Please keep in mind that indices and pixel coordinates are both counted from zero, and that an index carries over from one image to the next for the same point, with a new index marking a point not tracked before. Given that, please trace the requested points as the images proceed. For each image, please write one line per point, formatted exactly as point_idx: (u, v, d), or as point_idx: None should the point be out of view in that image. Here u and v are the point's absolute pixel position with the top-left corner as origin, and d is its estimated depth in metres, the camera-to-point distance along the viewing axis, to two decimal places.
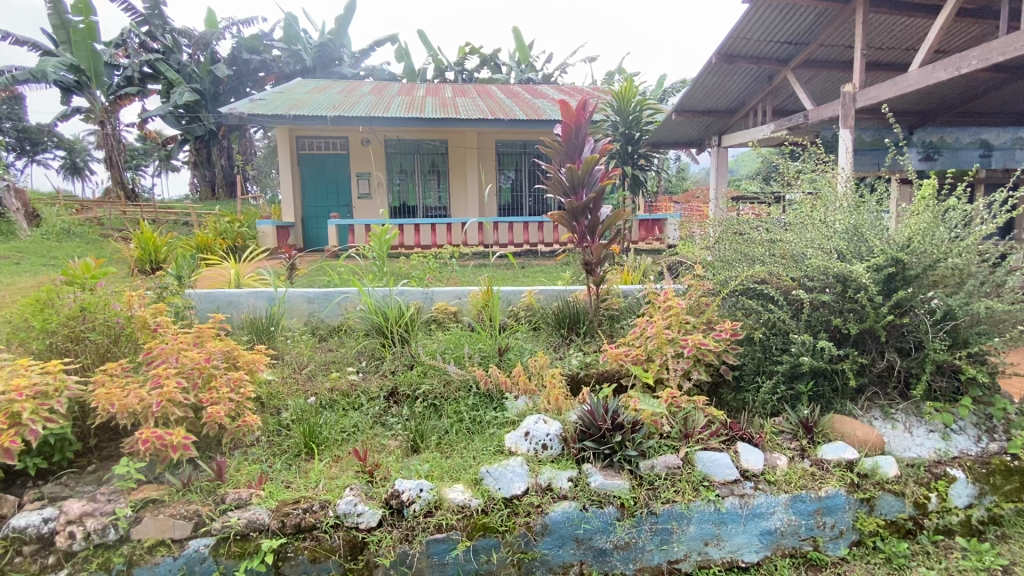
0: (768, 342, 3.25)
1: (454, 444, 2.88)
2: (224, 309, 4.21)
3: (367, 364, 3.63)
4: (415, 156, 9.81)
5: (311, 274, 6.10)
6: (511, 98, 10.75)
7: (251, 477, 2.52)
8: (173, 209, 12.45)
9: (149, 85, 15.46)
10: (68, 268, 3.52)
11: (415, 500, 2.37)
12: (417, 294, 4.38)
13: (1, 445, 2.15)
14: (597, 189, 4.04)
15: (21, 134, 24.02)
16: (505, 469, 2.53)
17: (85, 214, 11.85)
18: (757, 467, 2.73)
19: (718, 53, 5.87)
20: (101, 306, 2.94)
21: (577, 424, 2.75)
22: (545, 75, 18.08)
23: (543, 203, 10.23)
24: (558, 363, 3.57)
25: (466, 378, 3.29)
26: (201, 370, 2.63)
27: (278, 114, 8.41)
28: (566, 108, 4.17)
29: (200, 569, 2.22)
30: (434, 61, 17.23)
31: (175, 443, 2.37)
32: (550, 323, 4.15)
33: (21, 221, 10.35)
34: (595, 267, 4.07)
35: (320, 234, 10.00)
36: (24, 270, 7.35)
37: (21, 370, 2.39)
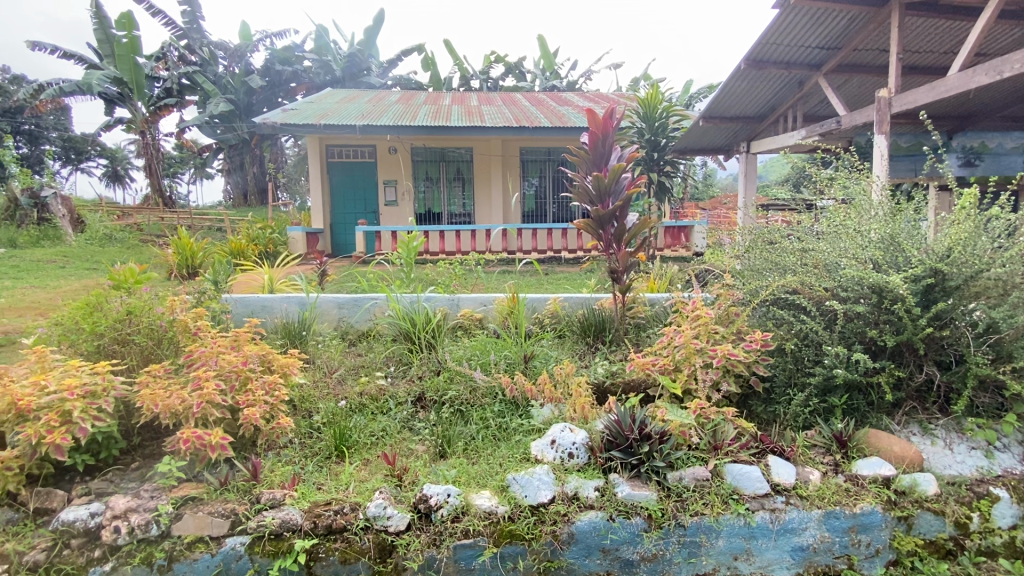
0: (799, 353, 3.19)
1: (481, 450, 2.91)
2: (258, 313, 4.33)
3: (395, 369, 3.69)
4: (440, 164, 9.95)
5: (341, 279, 6.23)
6: (535, 105, 10.81)
7: (285, 477, 2.59)
8: (208, 215, 12.87)
9: (187, 96, 16.10)
10: (113, 273, 3.69)
11: (442, 505, 2.40)
12: (444, 300, 4.44)
13: (54, 442, 2.27)
14: (624, 197, 4.04)
15: (66, 144, 25.17)
16: (532, 477, 2.54)
17: (125, 220, 12.34)
18: (789, 482, 2.67)
19: (748, 59, 5.81)
20: (146, 310, 3.07)
21: (604, 433, 2.75)
22: (570, 82, 18.11)
23: (567, 210, 10.24)
24: (584, 371, 3.57)
25: (492, 386, 3.32)
26: (238, 373, 2.72)
27: (309, 124, 8.64)
28: (593, 117, 4.16)
29: (236, 567, 2.29)
30: (460, 69, 17.46)
31: (214, 443, 2.46)
32: (575, 331, 4.15)
33: (66, 226, 10.83)
34: (621, 275, 4.07)
35: (348, 240, 10.20)
36: (70, 274, 7.69)
37: (72, 370, 2.51)
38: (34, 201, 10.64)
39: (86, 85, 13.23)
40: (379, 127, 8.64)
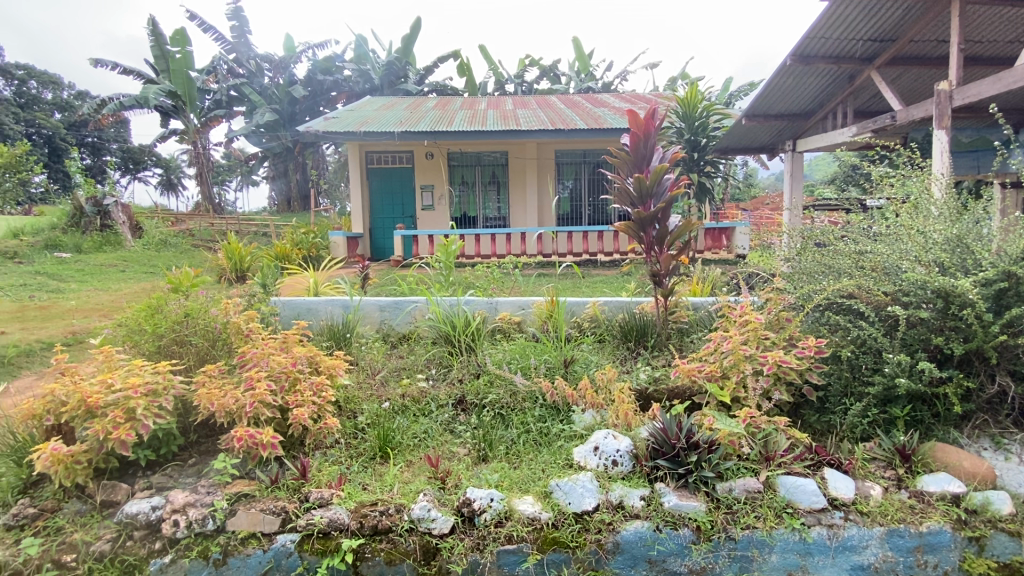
0: (856, 361, 3.03)
1: (523, 455, 2.89)
2: (304, 315, 4.44)
3: (436, 372, 3.71)
4: (476, 168, 10.04)
5: (381, 282, 6.36)
6: (571, 108, 10.74)
7: (332, 477, 2.64)
8: (254, 220, 13.38)
9: (235, 107, 16.84)
10: (171, 277, 3.87)
11: (486, 509, 2.39)
12: (483, 303, 4.46)
13: (120, 437, 2.39)
14: (666, 199, 3.94)
15: (126, 155, 26.69)
16: (575, 483, 2.51)
17: (179, 227, 12.99)
18: (848, 496, 2.53)
19: (794, 54, 5.58)
20: (201, 312, 3.21)
21: (649, 441, 2.69)
22: (605, 83, 17.97)
23: (603, 212, 10.13)
24: (626, 376, 3.50)
25: (532, 390, 3.29)
26: (288, 374, 2.81)
27: (349, 131, 8.88)
28: (635, 118, 4.09)
29: (286, 563, 2.34)
30: (495, 74, 17.61)
31: (265, 442, 2.54)
32: (616, 336, 4.08)
33: (126, 233, 11.48)
34: (663, 279, 3.98)
35: (386, 244, 10.39)
36: (129, 278, 8.13)
37: (136, 369, 2.64)
38: (97, 209, 11.30)
39: (143, 99, 14.04)
40: (417, 133, 8.78)
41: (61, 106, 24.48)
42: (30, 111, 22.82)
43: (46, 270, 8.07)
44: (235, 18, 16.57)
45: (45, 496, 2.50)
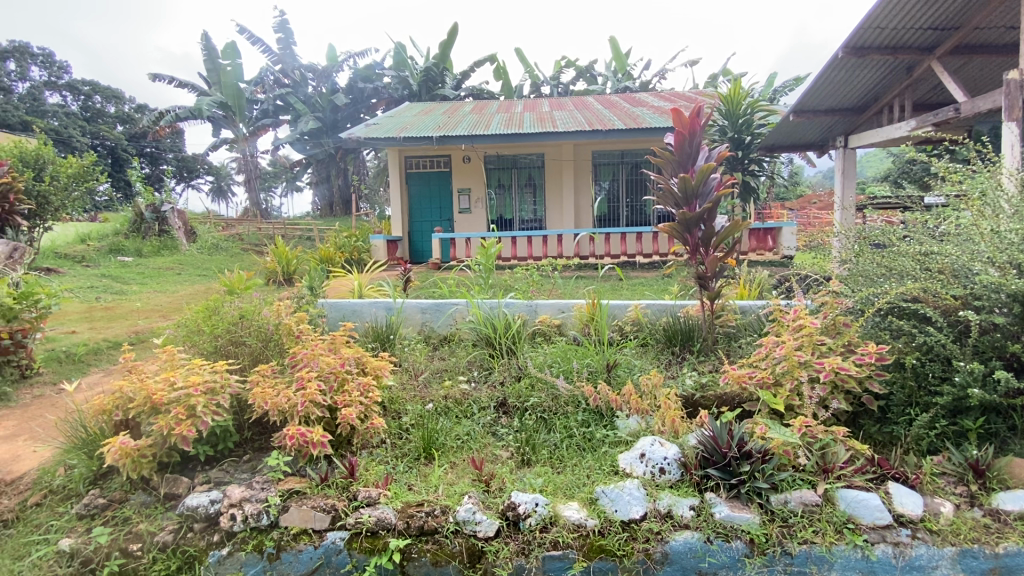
0: (922, 369, 2.85)
1: (566, 460, 2.86)
2: (349, 317, 4.55)
3: (478, 374, 3.72)
4: (513, 171, 10.06)
5: (422, 285, 6.45)
6: (608, 108, 10.62)
7: (379, 476, 2.68)
8: (299, 225, 13.85)
9: (281, 116, 17.51)
10: (225, 280, 4.04)
11: (531, 514, 2.38)
12: (523, 306, 4.42)
13: (182, 433, 2.51)
14: (713, 199, 3.82)
15: (180, 164, 28.22)
16: (622, 491, 2.46)
17: (230, 231, 13.59)
18: (915, 513, 2.39)
19: (847, 46, 5.31)
20: (255, 314, 3.34)
21: (699, 449, 2.61)
22: (643, 82, 17.71)
23: (642, 213, 9.95)
24: (671, 382, 3.41)
25: (575, 394, 3.24)
26: (337, 374, 2.89)
27: (389, 137, 9.06)
28: (679, 117, 3.99)
29: (336, 560, 2.38)
30: (531, 76, 17.65)
31: (316, 440, 2.61)
32: (659, 339, 3.98)
33: (181, 237, 12.10)
34: (709, 281, 3.87)
35: (425, 247, 10.54)
36: (185, 280, 8.56)
37: (196, 368, 2.76)
38: (156, 215, 11.96)
39: (197, 110, 14.94)
40: (455, 137, 8.88)
41: (123, 119, 26.12)
42: (95, 125, 24.49)
43: (111, 273, 8.61)
44: (281, 30, 17.25)
45: (114, 487, 2.65)
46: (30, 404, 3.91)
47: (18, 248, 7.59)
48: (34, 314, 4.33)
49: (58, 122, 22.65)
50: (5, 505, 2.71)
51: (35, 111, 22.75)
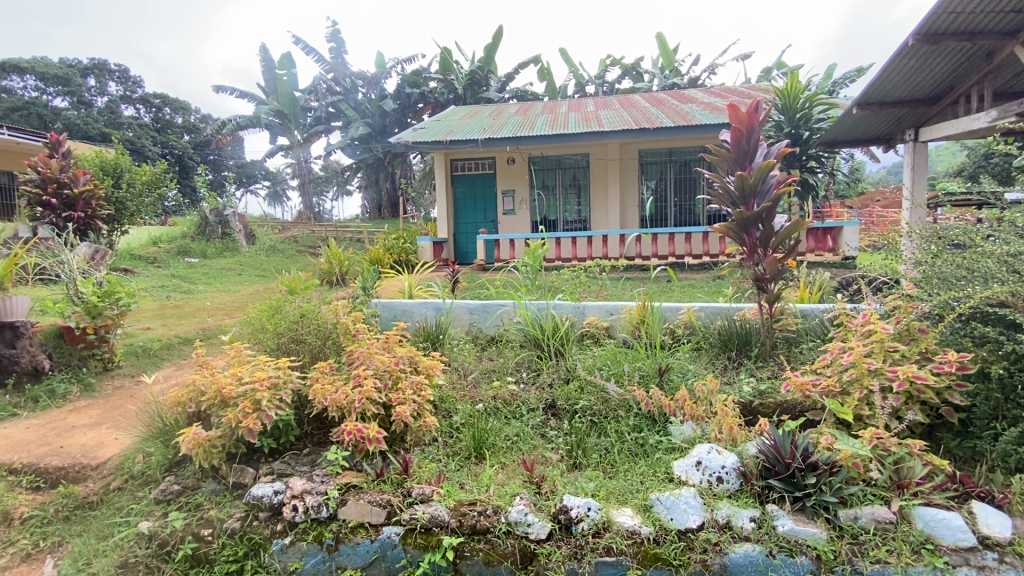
0: (1009, 380, 2.61)
1: (618, 465, 2.80)
2: (400, 317, 4.64)
3: (526, 375, 3.72)
4: (558, 171, 10.02)
5: (469, 285, 6.54)
6: (656, 105, 10.40)
7: (432, 474, 2.73)
8: (350, 227, 14.31)
9: (333, 123, 18.17)
10: (286, 280, 4.22)
11: (584, 518, 2.35)
12: (571, 308, 4.35)
13: (248, 426, 2.64)
14: (772, 197, 3.65)
15: (240, 170, 29.87)
16: (678, 499, 2.39)
17: (286, 234, 14.23)
18: (1002, 536, 2.20)
19: (918, 33, 4.94)
20: (315, 312, 3.48)
21: (759, 459, 2.51)
22: (692, 78, 17.22)
23: (691, 212, 9.67)
24: (727, 388, 3.29)
25: (626, 398, 3.17)
26: (391, 372, 2.97)
27: (435, 140, 9.23)
28: (736, 113, 3.85)
29: (392, 554, 2.44)
30: (575, 76, 17.54)
31: (372, 436, 2.69)
32: (713, 343, 3.84)
33: (242, 239, 12.77)
34: (768, 283, 3.72)
35: (470, 247, 10.65)
36: (245, 280, 9.04)
37: (262, 364, 2.90)
38: (219, 218, 12.71)
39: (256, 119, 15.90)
40: (500, 139, 8.95)
41: (190, 129, 27.88)
42: (165, 135, 26.24)
43: (180, 273, 9.18)
44: (333, 40, 17.90)
45: (188, 475, 2.83)
46: (112, 395, 4.24)
47: (99, 250, 8.22)
48: (116, 312, 4.64)
49: (132, 133, 24.40)
50: (92, 488, 2.97)
51: (112, 124, 24.59)
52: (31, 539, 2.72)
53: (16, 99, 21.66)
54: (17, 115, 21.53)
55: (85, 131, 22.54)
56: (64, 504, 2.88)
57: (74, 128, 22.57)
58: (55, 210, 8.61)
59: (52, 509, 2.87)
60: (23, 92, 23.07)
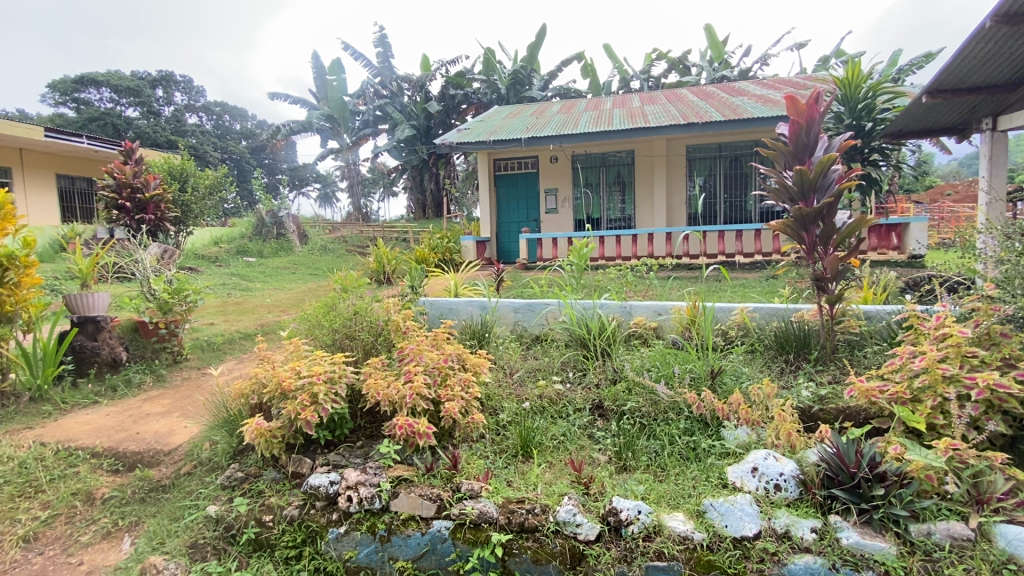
0: None
1: (668, 469, 2.74)
2: (446, 315, 4.70)
3: (572, 374, 3.69)
4: (601, 169, 9.90)
5: (514, 284, 6.56)
6: (705, 99, 10.10)
7: (480, 470, 2.77)
8: (396, 227, 14.66)
9: (380, 125, 18.64)
10: (339, 278, 4.38)
11: (634, 521, 2.30)
12: (617, 307, 4.28)
13: (307, 417, 2.75)
14: (834, 192, 3.47)
15: (293, 173, 31.18)
16: (733, 505, 2.32)
17: (336, 234, 14.77)
18: None
19: (999, 14, 4.52)
20: (367, 310, 3.59)
21: (821, 467, 2.41)
22: (742, 70, 16.58)
23: (742, 209, 9.34)
24: (784, 392, 3.15)
25: (676, 401, 3.09)
26: (440, 369, 3.05)
27: (479, 140, 9.31)
28: (794, 105, 3.68)
29: (442, 548, 2.49)
30: (620, 72, 17.27)
31: (422, 431, 2.75)
32: (769, 346, 3.69)
33: (295, 239, 13.34)
34: (829, 283, 3.53)
35: (512, 247, 10.69)
36: (299, 279, 9.43)
37: (318, 359, 3.02)
38: (275, 219, 13.36)
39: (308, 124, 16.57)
40: (543, 138, 8.94)
41: (247, 135, 29.38)
42: (226, 141, 27.79)
43: (239, 272, 9.72)
44: (380, 45, 18.38)
45: (250, 463, 2.98)
46: (181, 385, 4.54)
47: (168, 250, 8.80)
48: (184, 307, 4.93)
49: (196, 140, 25.95)
50: (165, 472, 3.18)
51: (178, 131, 26.23)
52: (111, 518, 2.93)
53: (94, 110, 23.45)
54: (95, 125, 23.28)
55: (154, 139, 24.17)
56: (141, 486, 3.10)
57: (145, 136, 24.22)
58: (129, 212, 9.29)
59: (130, 490, 3.09)
60: (101, 104, 24.96)
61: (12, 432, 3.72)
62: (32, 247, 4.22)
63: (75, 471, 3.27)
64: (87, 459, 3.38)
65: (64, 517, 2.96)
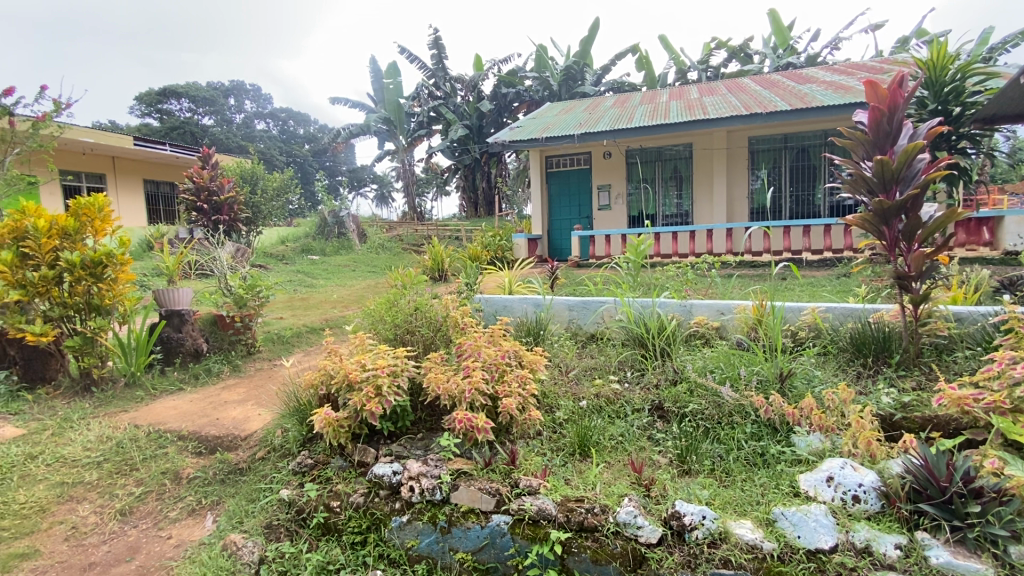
0: None
1: (733, 474, 2.64)
2: (501, 313, 4.73)
3: (630, 374, 3.61)
4: (657, 164, 9.64)
5: (569, 283, 6.50)
6: (769, 88, 9.62)
7: (538, 467, 2.78)
8: (449, 225, 14.91)
9: (434, 126, 19.01)
10: (399, 276, 4.51)
11: (698, 526, 2.24)
12: (677, 306, 4.15)
13: (371, 408, 2.86)
14: (920, 184, 3.19)
15: (352, 175, 32.44)
16: (807, 516, 2.20)
17: (393, 233, 15.22)
18: None
19: None
20: (427, 306, 3.70)
21: (907, 480, 2.25)
22: (810, 56, 15.64)
23: (809, 203, 8.84)
24: (861, 398, 2.95)
25: (741, 404, 2.96)
26: (498, 365, 3.08)
27: (532, 138, 9.32)
28: (875, 90, 3.42)
29: (500, 541, 2.52)
30: (677, 63, 16.75)
31: (481, 426, 2.78)
32: (844, 349, 3.46)
33: (354, 238, 13.86)
34: (913, 283, 3.27)
35: (564, 244, 10.64)
36: (358, 276, 9.79)
37: (381, 353, 3.13)
38: (336, 219, 13.98)
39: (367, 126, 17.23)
40: (596, 134, 8.82)
41: (310, 139, 30.82)
42: (291, 146, 29.26)
43: (304, 269, 10.25)
44: (434, 47, 18.74)
45: (319, 451, 3.13)
46: (254, 375, 4.84)
47: (241, 249, 9.38)
48: (258, 302, 5.25)
49: (265, 145, 27.48)
50: (242, 456, 3.41)
51: (247, 137, 27.92)
52: (196, 497, 3.17)
53: (175, 120, 25.28)
54: (176, 134, 25.00)
55: (227, 145, 25.82)
56: (221, 468, 3.34)
57: (219, 142, 25.89)
58: (206, 214, 10.00)
59: (211, 472, 3.33)
60: (181, 113, 26.95)
61: (111, 415, 4.10)
62: (127, 246, 4.56)
63: (164, 451, 3.56)
64: (174, 442, 3.66)
65: (156, 493, 3.22)
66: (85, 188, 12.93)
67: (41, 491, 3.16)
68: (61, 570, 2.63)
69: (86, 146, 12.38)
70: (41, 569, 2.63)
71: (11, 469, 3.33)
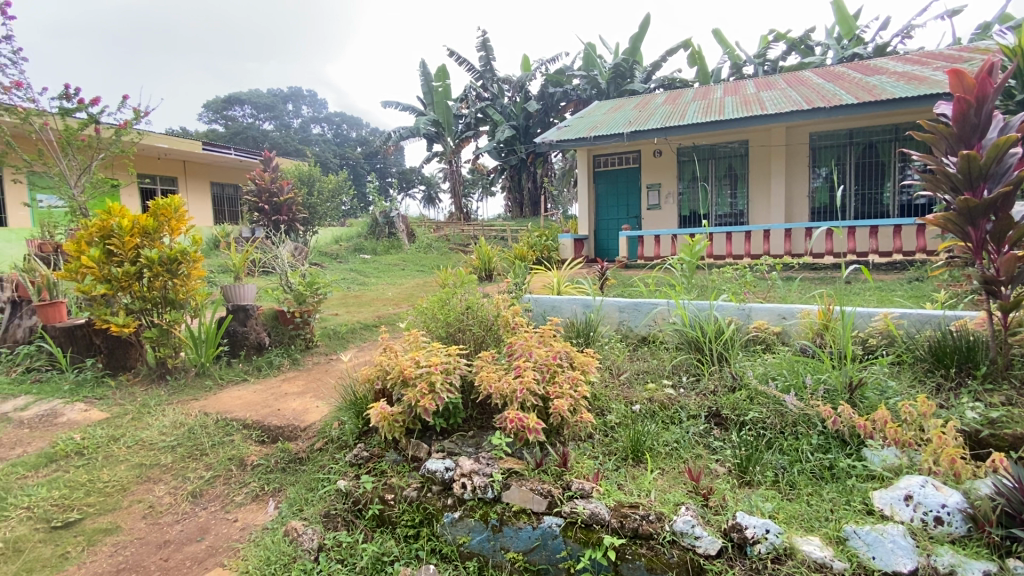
0: None
1: (799, 487, 2.51)
2: (550, 312, 4.71)
3: (685, 380, 3.50)
4: (710, 162, 9.33)
5: (618, 283, 6.40)
6: (834, 80, 9.11)
7: (590, 471, 2.75)
8: (496, 225, 15.00)
9: (481, 127, 19.22)
10: (449, 275, 4.58)
11: (760, 540, 2.14)
12: (734, 310, 3.99)
13: (425, 404, 2.91)
14: (1012, 180, 2.92)
15: (401, 176, 33.27)
16: (882, 536, 2.07)
17: (440, 232, 15.47)
18: None
19: None
20: (478, 306, 3.73)
21: (998, 502, 2.07)
22: (878, 46, 14.71)
23: (878, 203, 8.30)
24: (942, 412, 2.74)
25: (806, 413, 2.82)
26: (549, 366, 3.06)
27: (580, 137, 9.23)
28: (962, 79, 3.19)
29: (552, 543, 2.50)
30: (731, 58, 16.15)
31: (532, 426, 2.78)
32: (923, 358, 3.22)
33: (404, 238, 14.19)
34: (1002, 288, 3.00)
35: (611, 244, 10.49)
36: (407, 275, 10.02)
37: (434, 350, 3.18)
38: (387, 219, 14.37)
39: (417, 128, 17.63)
40: (647, 132, 8.62)
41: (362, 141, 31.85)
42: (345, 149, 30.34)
43: (357, 267, 10.59)
44: (482, 49, 18.92)
45: (374, 444, 3.22)
46: (312, 369, 5.04)
47: (299, 248, 9.80)
48: (316, 299, 5.46)
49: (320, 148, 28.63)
50: (301, 446, 3.55)
51: (304, 140, 29.18)
52: (259, 483, 3.33)
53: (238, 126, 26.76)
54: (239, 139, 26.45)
55: (285, 149, 27.09)
56: (282, 457, 3.50)
57: (278, 146, 27.18)
58: (267, 214, 10.53)
59: (273, 460, 3.49)
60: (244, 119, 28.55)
61: (183, 402, 4.39)
62: (198, 244, 4.85)
63: (230, 439, 3.77)
64: (239, 430, 3.86)
65: (223, 478, 3.41)
66: (159, 191, 13.89)
67: (122, 471, 3.42)
68: (139, 545, 2.82)
69: (160, 152, 13.29)
70: (122, 544, 2.83)
71: (97, 449, 3.61)
